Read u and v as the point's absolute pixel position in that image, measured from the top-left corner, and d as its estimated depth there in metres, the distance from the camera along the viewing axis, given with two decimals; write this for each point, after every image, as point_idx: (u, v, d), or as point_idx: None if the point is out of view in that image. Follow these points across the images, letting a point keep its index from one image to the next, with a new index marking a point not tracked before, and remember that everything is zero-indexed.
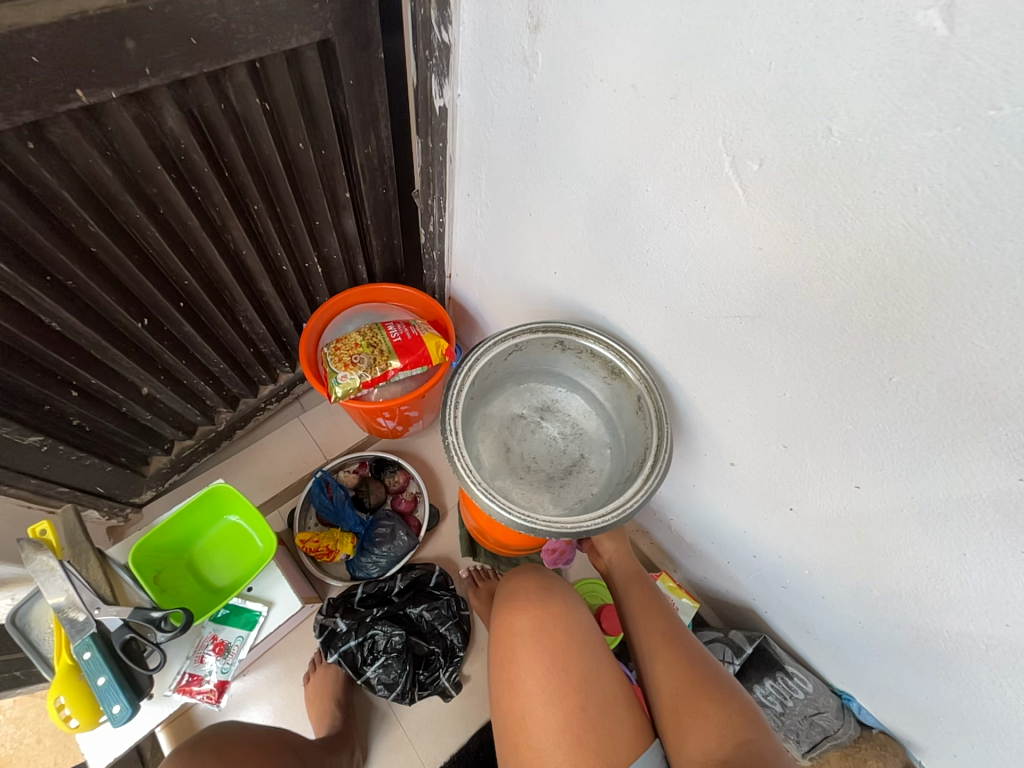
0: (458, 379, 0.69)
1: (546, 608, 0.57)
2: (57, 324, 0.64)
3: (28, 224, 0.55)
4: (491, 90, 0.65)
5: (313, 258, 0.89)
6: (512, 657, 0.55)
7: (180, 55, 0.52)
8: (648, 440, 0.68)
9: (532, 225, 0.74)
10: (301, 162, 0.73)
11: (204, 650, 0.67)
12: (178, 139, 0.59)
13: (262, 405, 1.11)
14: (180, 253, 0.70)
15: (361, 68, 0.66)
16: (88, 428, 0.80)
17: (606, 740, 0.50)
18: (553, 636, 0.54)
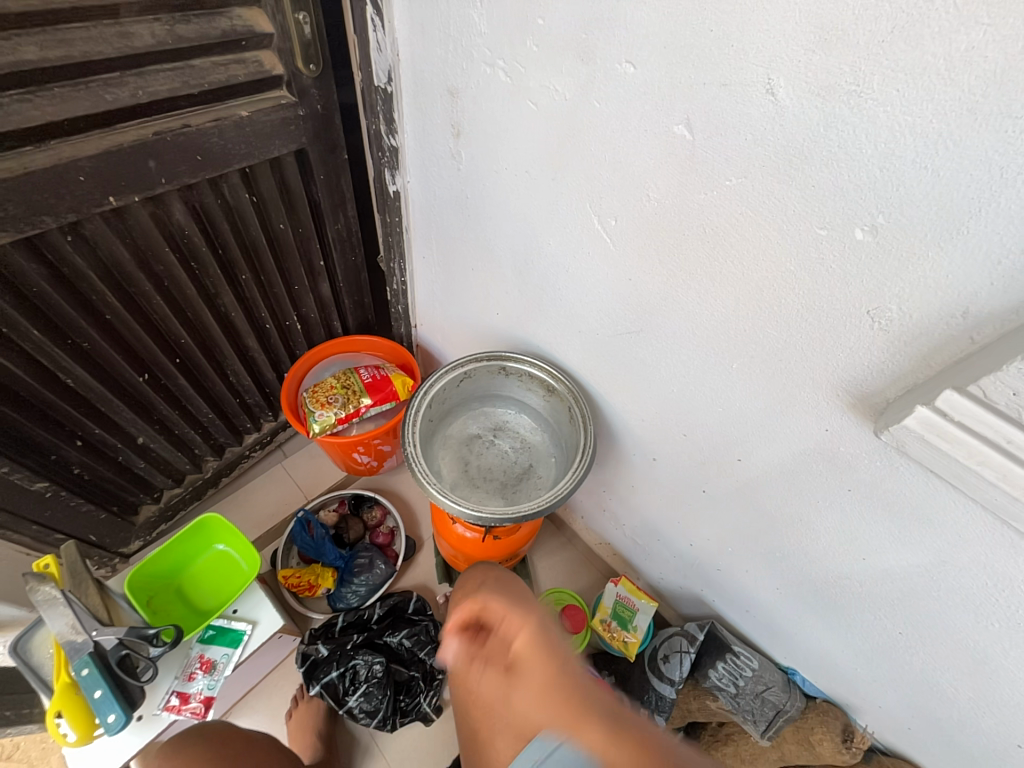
0: (417, 398, 0.81)
1: (491, 584, 0.75)
2: (72, 380, 0.76)
3: (59, 299, 0.68)
4: (431, 177, 0.84)
5: (293, 317, 1.04)
6: (468, 625, 0.70)
7: (189, 167, 0.69)
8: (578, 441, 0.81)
9: (474, 276, 0.91)
10: (282, 239, 0.89)
11: (193, 668, 0.73)
12: (182, 228, 0.75)
13: (246, 453, 1.20)
14: (179, 317, 0.84)
15: (329, 167, 0.85)
16: (88, 476, 0.89)
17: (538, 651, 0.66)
18: (499, 612, 0.69)
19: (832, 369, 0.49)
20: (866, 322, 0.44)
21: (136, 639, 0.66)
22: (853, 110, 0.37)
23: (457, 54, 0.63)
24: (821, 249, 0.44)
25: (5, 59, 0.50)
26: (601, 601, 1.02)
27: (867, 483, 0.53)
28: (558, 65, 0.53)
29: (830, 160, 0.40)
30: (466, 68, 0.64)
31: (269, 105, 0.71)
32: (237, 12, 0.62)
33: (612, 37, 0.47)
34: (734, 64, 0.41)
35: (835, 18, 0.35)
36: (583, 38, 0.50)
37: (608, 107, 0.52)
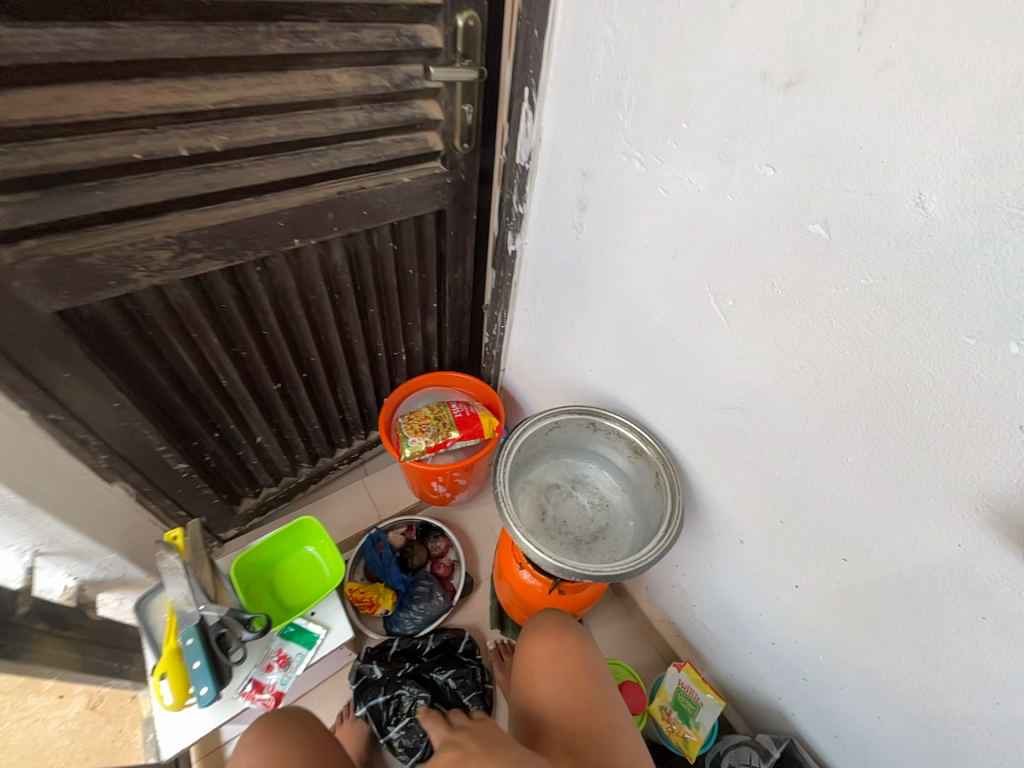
0: (512, 440, 0.85)
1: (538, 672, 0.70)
2: (227, 381, 0.89)
3: (237, 315, 0.82)
4: (549, 242, 0.92)
5: (401, 348, 1.16)
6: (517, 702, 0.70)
7: (356, 220, 0.82)
8: (664, 507, 0.79)
9: (574, 332, 0.96)
10: (409, 281, 1.02)
11: (271, 661, 0.77)
12: (337, 267, 0.89)
13: (335, 465, 1.31)
14: (315, 339, 0.97)
15: (460, 225, 0.97)
16: (215, 464, 1.01)
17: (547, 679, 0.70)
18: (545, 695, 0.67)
19: (969, 480, 0.47)
20: (1017, 437, 0.42)
21: (228, 621, 0.72)
22: (1016, 231, 0.38)
23: (596, 144, 0.72)
24: (967, 358, 0.43)
25: (254, 134, 0.64)
26: (661, 685, 0.96)
27: (1006, 614, 0.48)
28: (696, 162, 0.59)
29: (985, 274, 0.40)
30: (603, 156, 0.72)
31: (427, 175, 0.84)
32: (419, 105, 0.76)
33: (756, 143, 0.52)
34: (883, 178, 0.44)
35: (999, 148, 0.37)
36: (724, 142, 0.55)
37: (740, 202, 0.56)
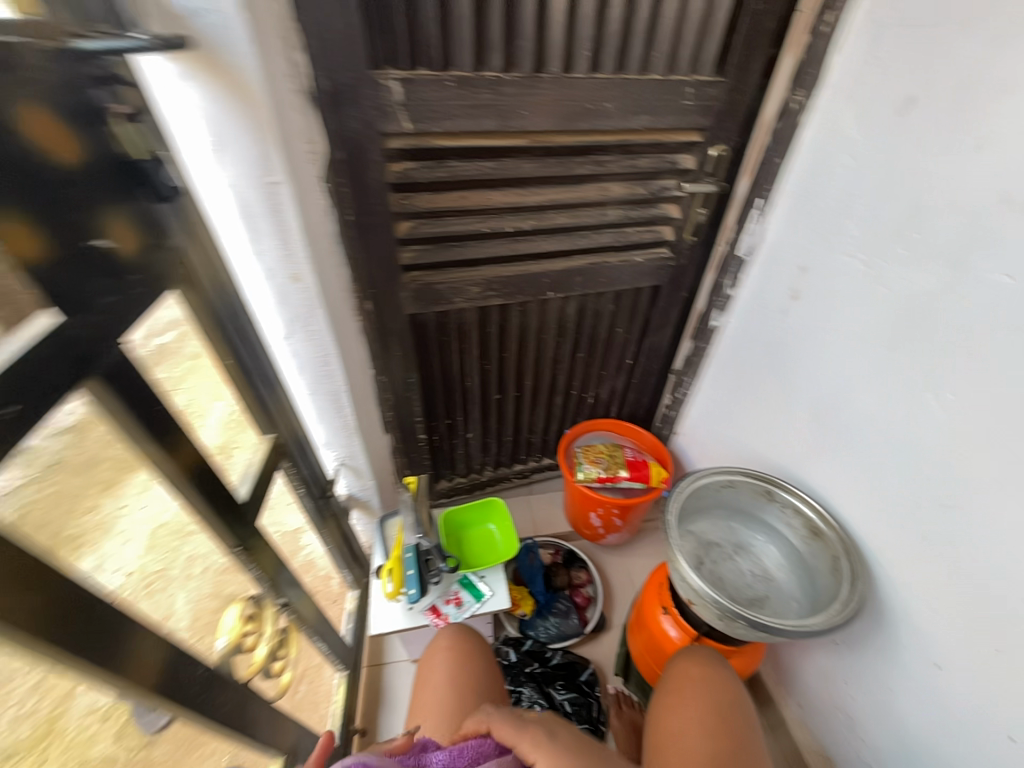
0: (687, 484, 0.94)
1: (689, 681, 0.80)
2: (470, 384, 1.22)
3: (494, 339, 1.14)
4: (753, 323, 1.04)
5: (591, 392, 1.36)
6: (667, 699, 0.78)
7: (594, 285, 1.08)
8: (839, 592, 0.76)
9: (762, 406, 1.03)
10: (615, 337, 1.23)
11: (449, 596, 0.98)
12: (567, 318, 1.16)
13: (510, 477, 1.54)
14: (534, 368, 1.25)
15: (671, 299, 1.16)
16: (438, 444, 1.35)
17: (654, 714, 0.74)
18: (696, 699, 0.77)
19: None
20: None
21: (434, 549, 1.00)
22: None
23: (819, 245, 0.84)
24: None
25: (550, 222, 0.95)
26: None
27: None
28: (926, 267, 0.66)
29: None
30: (825, 255, 0.83)
31: (656, 257, 1.07)
32: (664, 208, 1.00)
33: (995, 257, 0.58)
34: None
35: None
36: (959, 252, 0.62)
37: (972, 305, 0.61)
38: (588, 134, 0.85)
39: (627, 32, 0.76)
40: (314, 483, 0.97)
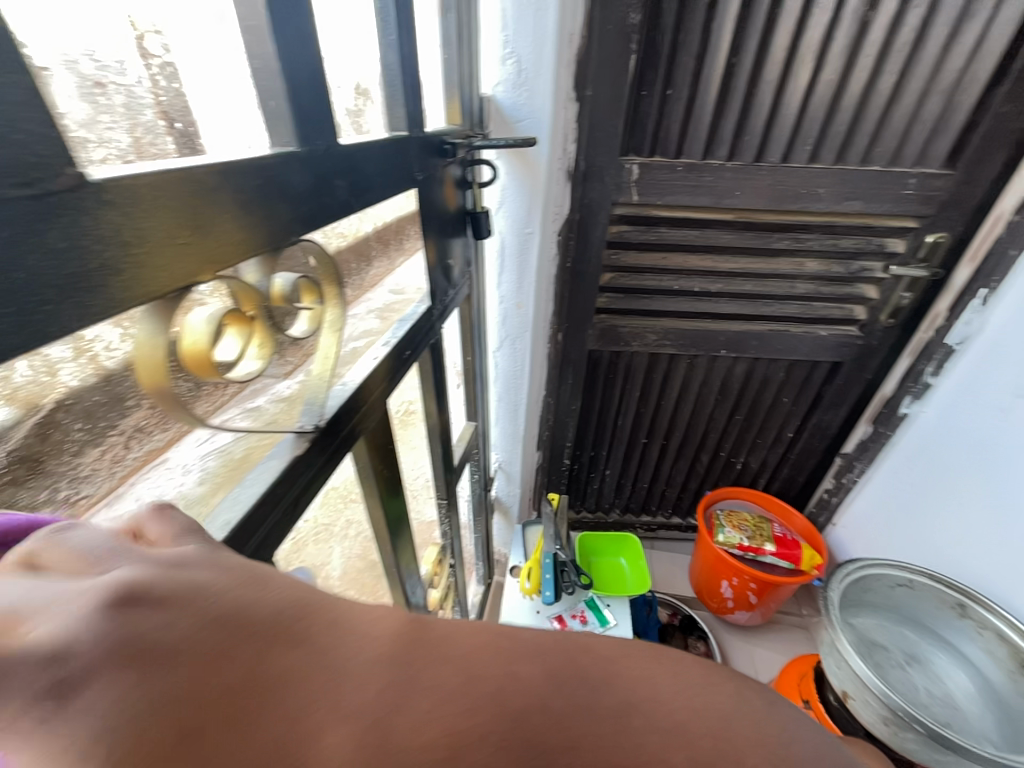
0: (855, 568, 0.88)
1: None
2: (622, 423, 1.31)
3: (657, 385, 1.22)
4: (957, 417, 0.95)
5: (741, 457, 1.34)
6: None
7: (769, 350, 1.11)
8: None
9: (962, 511, 0.92)
10: (780, 405, 1.22)
11: (575, 613, 1.04)
12: (734, 378, 1.19)
13: (636, 525, 1.56)
14: (687, 420, 1.29)
15: (851, 377, 1.12)
16: (577, 473, 1.44)
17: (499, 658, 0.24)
18: None
19: None
20: None
21: (569, 562, 1.07)
22: None
23: None
24: None
25: (739, 287, 1.03)
26: None
27: None
28: None
29: None
30: None
31: (843, 333, 1.06)
32: (860, 287, 1.01)
33: None
34: None
35: None
36: None
37: None
38: (795, 214, 0.93)
39: (854, 130, 0.85)
40: (482, 475, 1.14)
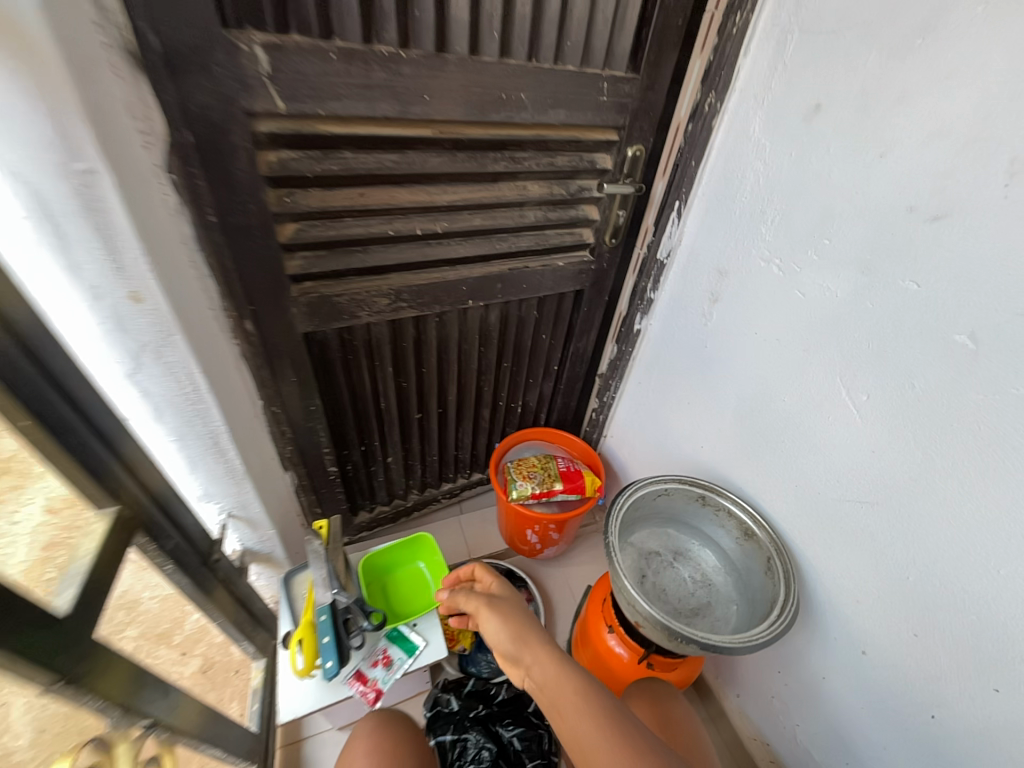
0: (627, 497, 0.90)
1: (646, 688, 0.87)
2: (385, 405, 1.08)
3: (410, 353, 1.01)
4: (674, 326, 1.04)
5: (518, 401, 1.29)
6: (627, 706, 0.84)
7: (516, 291, 1.00)
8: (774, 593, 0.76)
9: (688, 409, 1.04)
10: (540, 343, 1.17)
11: (377, 657, 0.85)
12: (490, 326, 1.07)
13: (438, 498, 1.43)
14: (456, 381, 1.14)
15: (592, 303, 1.13)
16: (353, 473, 1.19)
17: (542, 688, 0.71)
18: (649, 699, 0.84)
19: None
20: None
21: (351, 606, 0.84)
22: None
23: (734, 249, 0.84)
24: None
25: (465, 224, 0.85)
26: None
27: None
28: (837, 271, 0.68)
29: None
30: (740, 259, 0.83)
31: (577, 261, 1.01)
32: (582, 210, 0.95)
33: (900, 263, 0.60)
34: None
35: None
36: (866, 257, 0.63)
37: (881, 310, 0.63)
38: (502, 127, 0.77)
39: (539, 12, 0.69)
40: (181, 557, 0.76)
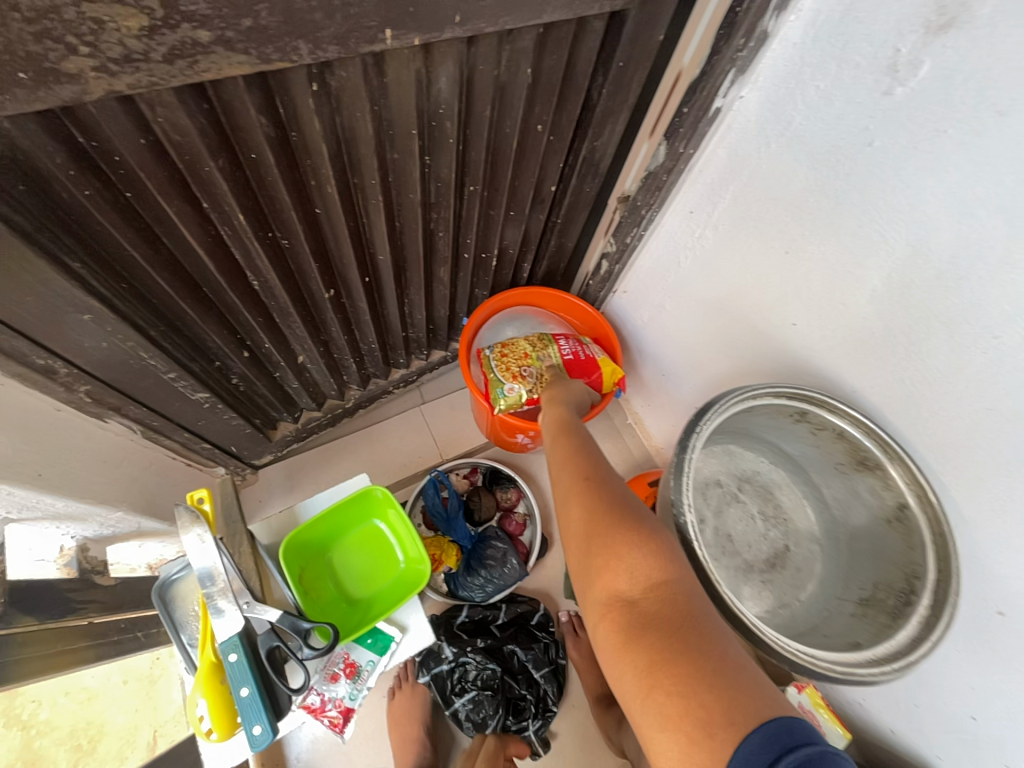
0: (697, 437, 0.58)
1: (581, 436, 0.61)
2: (259, 284, 0.58)
3: (277, 179, 0.47)
4: (800, 99, 0.53)
5: (493, 250, 0.81)
6: (556, 440, 0.62)
7: (494, 5, 0.43)
8: (915, 567, 0.53)
9: (786, 264, 0.63)
10: (532, 144, 0.63)
11: (336, 669, 0.60)
12: (439, 106, 0.51)
13: (388, 388, 1.05)
14: (386, 228, 0.63)
15: (638, 49, 0.56)
16: (243, 387, 0.75)
17: (568, 481, 0.55)
18: (586, 453, 0.58)
19: None
20: None
21: (275, 634, 0.54)
22: None
23: None
24: None
25: None
26: None
27: None
28: None
29: None
30: None
31: None
32: None
33: None
34: None
35: None
36: None
37: None
38: None
39: None
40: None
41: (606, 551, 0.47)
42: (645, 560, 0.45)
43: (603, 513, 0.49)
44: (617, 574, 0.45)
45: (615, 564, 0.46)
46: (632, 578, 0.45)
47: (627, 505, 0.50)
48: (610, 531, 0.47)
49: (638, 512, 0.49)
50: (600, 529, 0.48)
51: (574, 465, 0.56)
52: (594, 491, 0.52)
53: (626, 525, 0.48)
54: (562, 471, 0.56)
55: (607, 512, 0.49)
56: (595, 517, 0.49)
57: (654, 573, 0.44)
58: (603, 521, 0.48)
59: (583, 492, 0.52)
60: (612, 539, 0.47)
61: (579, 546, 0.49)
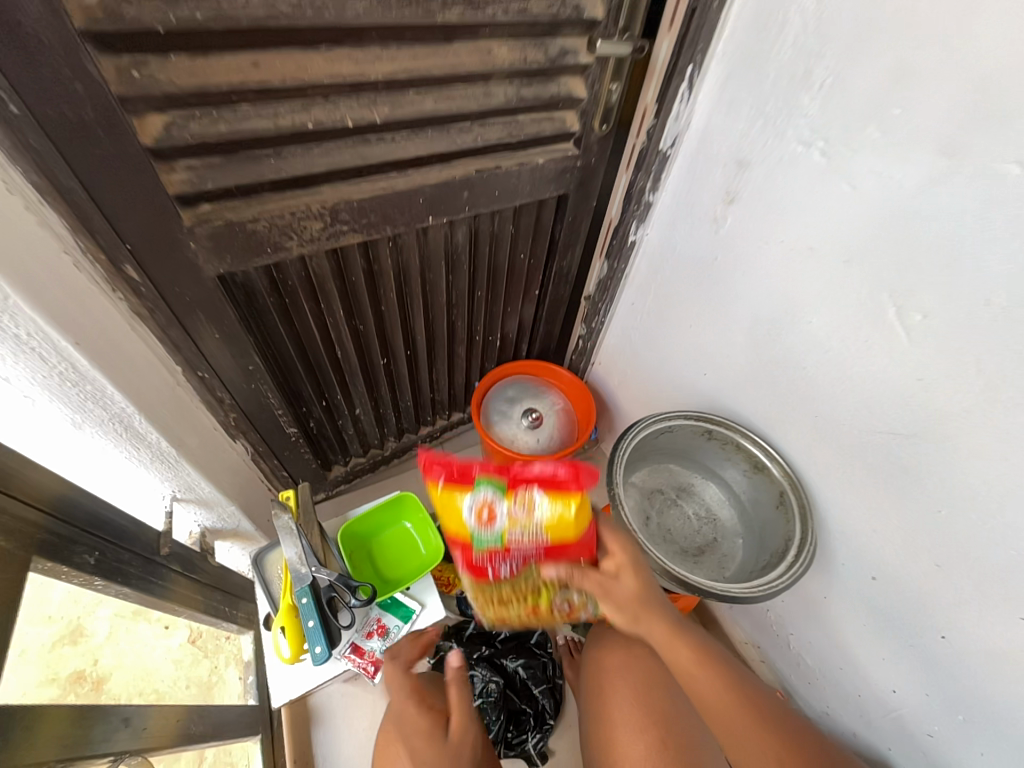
0: (627, 448, 0.83)
1: (679, 626, 0.70)
2: (342, 354, 0.91)
3: (363, 291, 0.82)
4: (677, 234, 0.87)
5: (497, 334, 1.14)
6: (651, 623, 0.70)
7: (487, 201, 0.80)
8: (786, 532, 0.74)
9: (691, 333, 0.92)
10: (518, 265, 0.99)
11: (371, 628, 0.80)
12: (458, 248, 0.87)
13: (418, 442, 1.32)
14: (424, 319, 0.97)
15: (579, 211, 0.92)
16: (316, 430, 1.05)
17: (687, 664, 0.68)
18: (691, 639, 0.70)
19: None
20: None
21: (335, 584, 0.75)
22: None
23: (765, 132, 0.66)
24: None
25: (411, 109, 0.62)
26: None
27: None
28: (905, 155, 0.52)
29: None
30: (772, 143, 0.66)
31: (560, 156, 0.79)
32: (564, 82, 0.71)
33: (1002, 139, 0.45)
34: None
35: None
36: (954, 133, 0.48)
37: (963, 204, 0.49)
38: None
39: None
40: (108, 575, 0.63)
41: (750, 733, 0.66)
42: (783, 735, 0.66)
43: (725, 695, 0.67)
44: (750, 749, 0.66)
45: (747, 733, 0.66)
46: (758, 751, 0.65)
47: (743, 688, 0.69)
48: (743, 709, 0.67)
49: (751, 692, 0.69)
50: (745, 714, 0.67)
51: (690, 656, 0.69)
52: (714, 680, 0.68)
53: (757, 708, 0.68)
54: (682, 655, 0.69)
55: (727, 694, 0.67)
56: (725, 705, 0.67)
57: (773, 739, 0.66)
58: (736, 707, 0.67)
59: (713, 678, 0.68)
60: (742, 723, 0.66)
61: (730, 732, 0.66)
